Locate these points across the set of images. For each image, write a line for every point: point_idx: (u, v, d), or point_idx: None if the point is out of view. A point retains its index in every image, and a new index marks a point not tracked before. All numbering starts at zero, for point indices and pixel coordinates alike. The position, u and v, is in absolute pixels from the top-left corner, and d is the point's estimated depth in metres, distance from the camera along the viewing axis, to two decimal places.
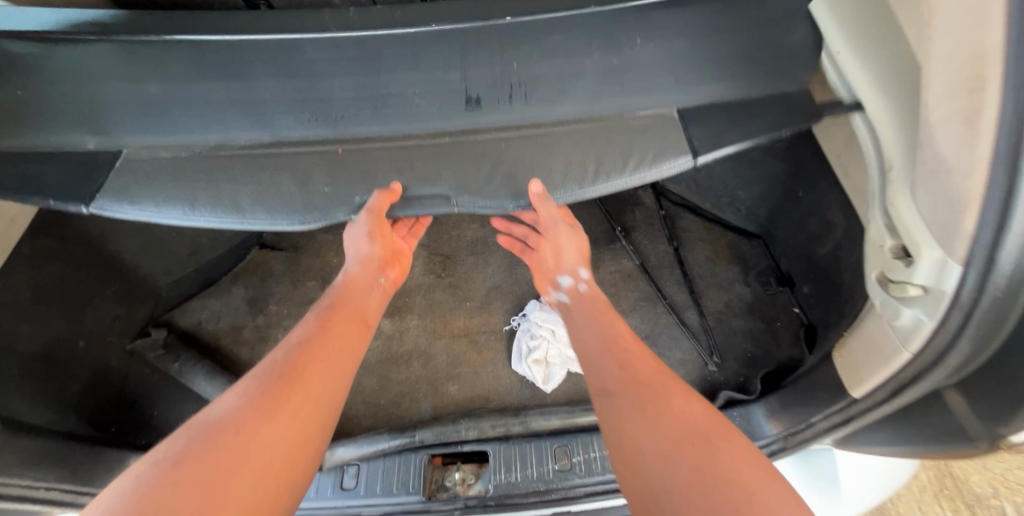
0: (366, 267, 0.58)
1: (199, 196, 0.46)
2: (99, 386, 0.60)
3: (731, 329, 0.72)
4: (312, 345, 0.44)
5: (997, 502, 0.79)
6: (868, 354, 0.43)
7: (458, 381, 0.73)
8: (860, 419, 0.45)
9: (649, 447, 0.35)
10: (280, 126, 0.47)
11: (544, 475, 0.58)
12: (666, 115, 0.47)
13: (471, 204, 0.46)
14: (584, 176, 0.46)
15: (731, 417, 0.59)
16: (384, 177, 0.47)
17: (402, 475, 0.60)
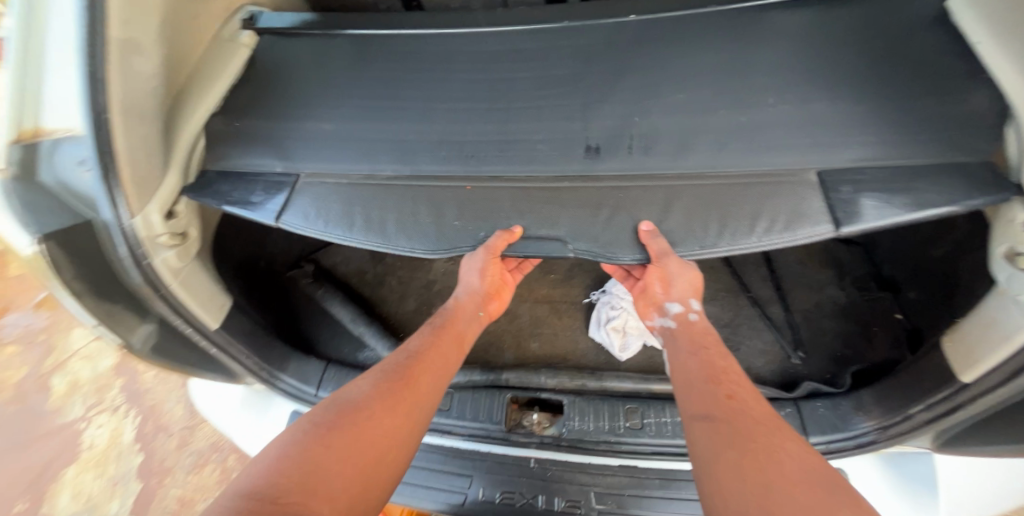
0: (471, 297, 0.66)
1: (356, 219, 0.54)
2: (267, 309, 0.77)
3: (821, 328, 0.72)
4: (424, 357, 0.54)
5: None
6: (981, 334, 0.44)
7: (539, 339, 0.81)
8: (967, 407, 0.45)
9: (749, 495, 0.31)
10: (419, 163, 0.57)
11: (615, 428, 0.65)
12: (796, 187, 0.46)
13: (585, 249, 0.49)
14: (704, 240, 0.47)
15: (815, 407, 0.61)
16: (505, 222, 0.52)
17: (487, 406, 0.70)
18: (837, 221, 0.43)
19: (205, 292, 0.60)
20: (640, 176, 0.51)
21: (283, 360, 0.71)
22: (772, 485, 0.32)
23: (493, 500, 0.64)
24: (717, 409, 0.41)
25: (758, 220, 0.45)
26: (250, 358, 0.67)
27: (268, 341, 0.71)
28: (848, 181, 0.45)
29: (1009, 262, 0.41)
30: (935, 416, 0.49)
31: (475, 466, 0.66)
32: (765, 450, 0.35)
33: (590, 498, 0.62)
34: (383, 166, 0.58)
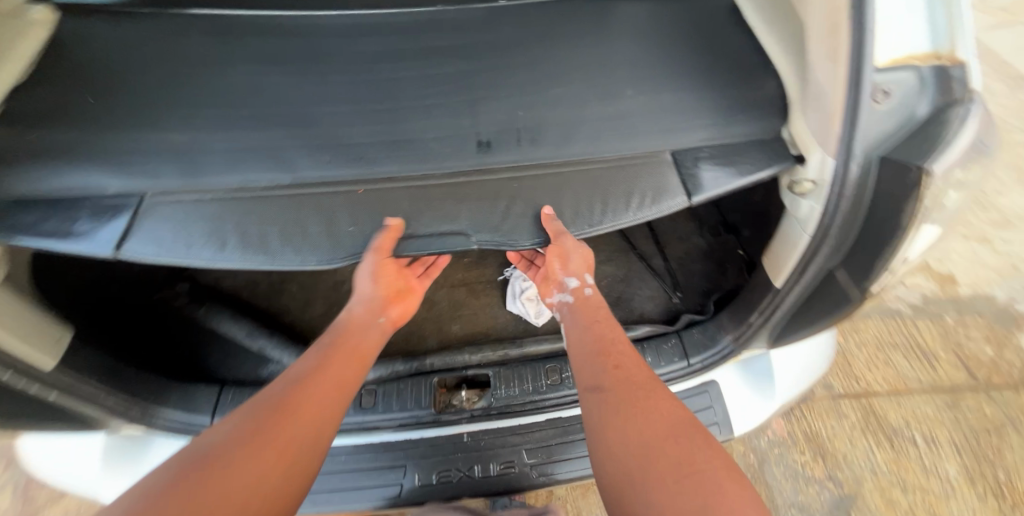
0: (367, 307, 0.65)
1: (232, 238, 0.49)
2: (127, 346, 0.65)
3: (691, 270, 0.86)
4: (307, 382, 0.50)
5: (911, 431, 1.27)
6: (785, 245, 0.56)
7: (460, 321, 0.84)
8: (785, 303, 0.59)
9: (633, 445, 0.41)
10: (300, 168, 0.52)
11: (538, 387, 0.70)
12: (658, 166, 0.53)
13: (490, 239, 0.51)
14: (590, 219, 0.52)
15: (693, 332, 0.75)
16: (406, 218, 0.52)
17: (414, 393, 0.70)
18: (689, 192, 0.52)
19: (36, 326, 0.49)
20: (531, 166, 0.54)
21: (162, 392, 0.63)
22: (647, 434, 0.41)
23: (432, 481, 0.66)
24: (604, 377, 0.49)
25: (632, 198, 0.52)
26: (111, 396, 0.57)
27: (135, 373, 0.62)
28: (693, 156, 0.54)
29: (790, 192, 0.52)
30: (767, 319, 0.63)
31: (408, 455, 0.67)
32: (644, 403, 0.45)
33: (523, 455, 0.68)
34: (248, 176, 0.51)
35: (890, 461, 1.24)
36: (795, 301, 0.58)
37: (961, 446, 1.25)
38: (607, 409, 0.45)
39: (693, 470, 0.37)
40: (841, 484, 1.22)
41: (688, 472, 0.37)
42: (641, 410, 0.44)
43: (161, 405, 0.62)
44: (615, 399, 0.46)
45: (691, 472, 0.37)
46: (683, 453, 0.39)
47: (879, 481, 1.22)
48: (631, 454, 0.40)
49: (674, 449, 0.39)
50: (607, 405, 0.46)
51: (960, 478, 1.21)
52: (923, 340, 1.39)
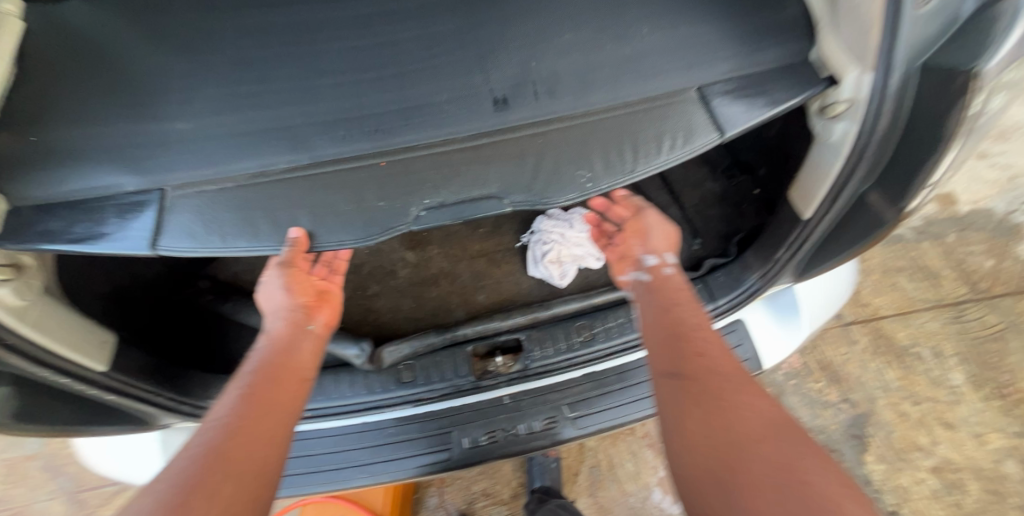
0: (287, 323, 0.63)
1: (266, 225, 0.49)
2: (160, 344, 0.66)
3: (709, 216, 0.86)
4: (235, 418, 0.47)
5: (917, 348, 1.33)
6: (814, 174, 0.58)
7: (485, 291, 0.84)
8: (817, 232, 0.61)
9: (718, 439, 0.39)
10: (318, 147, 0.49)
11: (572, 345, 0.72)
12: (682, 105, 0.52)
13: (524, 201, 0.50)
14: (623, 168, 0.51)
15: (716, 276, 0.77)
16: (434, 186, 0.50)
17: (451, 364, 0.72)
18: (720, 128, 0.51)
19: (80, 329, 0.50)
20: (552, 119, 0.52)
21: (205, 388, 0.64)
22: (739, 434, 0.39)
23: (480, 443, 0.68)
24: (682, 361, 0.48)
25: (662, 141, 0.51)
26: (163, 394, 0.59)
27: (174, 372, 0.62)
28: (716, 92, 0.52)
29: (821, 116, 0.54)
30: (793, 253, 0.65)
31: (454, 423, 0.69)
32: (728, 396, 0.43)
33: (563, 410, 0.70)
34: (263, 161, 0.49)
35: (900, 377, 1.30)
36: (829, 225, 0.60)
37: (966, 355, 1.31)
38: (684, 398, 0.45)
39: (795, 476, 0.34)
40: (856, 404, 1.28)
41: (790, 477, 0.34)
42: (725, 404, 0.42)
43: (206, 398, 0.64)
44: (693, 387, 0.45)
45: (793, 478, 0.34)
46: (778, 454, 0.36)
47: (891, 397, 1.28)
48: (719, 452, 0.38)
49: (775, 454, 0.36)
50: (683, 392, 0.45)
51: (967, 385, 1.28)
52: (926, 261, 1.42)
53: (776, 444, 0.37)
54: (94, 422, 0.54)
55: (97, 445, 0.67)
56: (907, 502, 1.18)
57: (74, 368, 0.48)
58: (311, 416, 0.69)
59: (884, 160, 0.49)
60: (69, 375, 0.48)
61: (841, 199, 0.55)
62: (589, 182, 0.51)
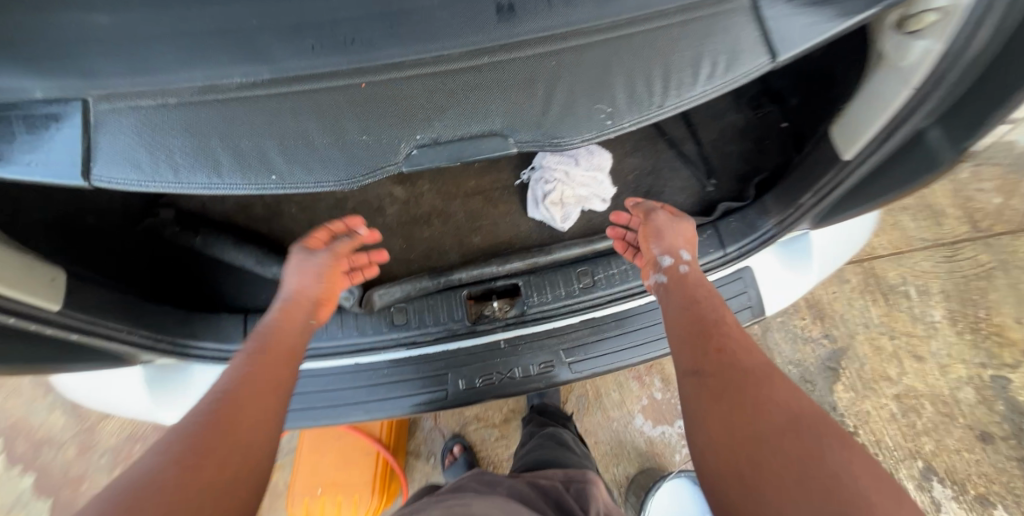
0: (294, 305, 0.58)
1: (227, 159, 0.40)
2: (126, 277, 0.61)
3: (727, 153, 0.78)
4: (238, 391, 0.45)
5: (904, 286, 1.35)
6: (869, 106, 0.52)
7: (480, 233, 0.78)
8: (850, 179, 0.57)
9: (742, 446, 0.39)
10: (279, 58, 0.39)
11: (571, 292, 0.70)
12: (732, 18, 0.41)
13: (531, 140, 0.42)
14: (650, 101, 0.42)
15: (728, 222, 0.72)
16: (427, 118, 0.42)
17: (446, 308, 0.69)
18: (772, 51, 0.41)
19: (21, 269, 0.42)
20: (573, 32, 0.41)
21: (181, 322, 0.59)
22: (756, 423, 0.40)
23: (475, 385, 0.67)
24: (706, 362, 0.49)
25: (700, 65, 0.41)
26: (136, 332, 0.53)
27: (145, 306, 0.57)
28: (771, 5, 0.41)
29: (897, 30, 0.45)
30: (820, 199, 0.61)
31: (450, 364, 0.67)
32: (755, 399, 0.42)
33: (560, 355, 0.68)
34: (208, 72, 0.39)
35: (883, 314, 1.33)
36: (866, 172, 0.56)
37: (951, 293, 1.34)
38: (708, 406, 0.45)
39: (825, 483, 0.33)
40: (835, 339, 1.32)
41: (816, 474, 0.34)
42: (750, 407, 0.42)
43: (187, 336, 0.59)
44: (717, 394, 0.45)
45: (819, 475, 0.34)
46: (807, 458, 0.35)
47: (871, 332, 1.33)
48: (743, 450, 0.39)
49: (792, 443, 0.37)
50: (706, 402, 0.45)
51: (944, 320, 1.32)
52: (932, 199, 1.39)
53: (794, 429, 0.38)
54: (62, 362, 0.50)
55: (71, 384, 0.62)
56: (867, 424, 1.26)
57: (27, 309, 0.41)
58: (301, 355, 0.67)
59: (960, 90, 0.45)
60: (24, 315, 0.42)
61: (897, 138, 0.50)
62: (607, 119, 0.42)
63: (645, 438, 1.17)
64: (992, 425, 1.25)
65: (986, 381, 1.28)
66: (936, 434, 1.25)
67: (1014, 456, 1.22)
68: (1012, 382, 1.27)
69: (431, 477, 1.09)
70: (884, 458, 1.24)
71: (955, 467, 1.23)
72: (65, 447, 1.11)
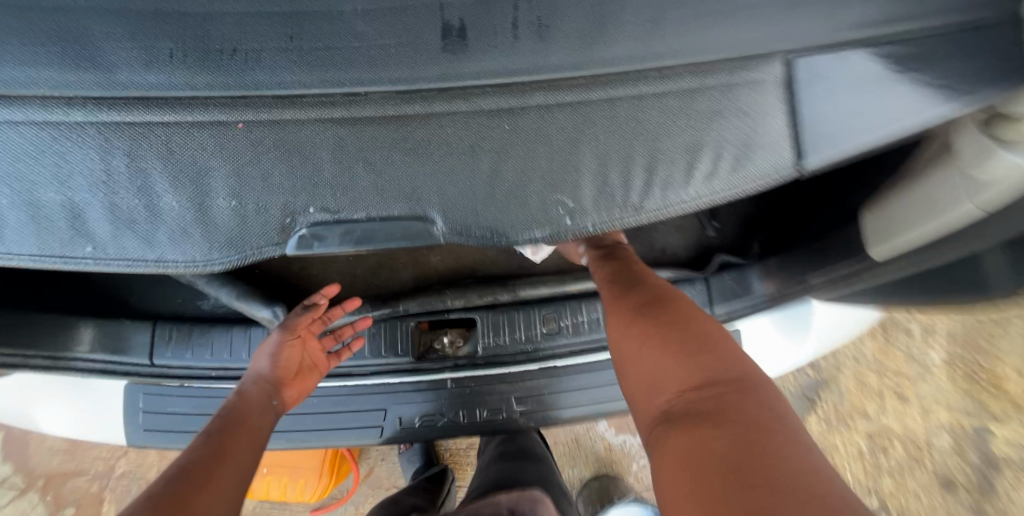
0: (259, 387, 0.53)
1: (23, 214, 0.30)
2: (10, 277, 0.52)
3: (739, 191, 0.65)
4: (199, 467, 0.39)
5: (907, 322, 1.27)
6: (918, 202, 0.39)
7: (440, 252, 0.68)
8: (870, 275, 0.47)
9: (653, 381, 0.39)
10: (114, 64, 0.27)
11: (532, 337, 0.61)
12: (760, 99, 0.29)
13: (465, 229, 0.32)
14: (623, 201, 0.31)
15: (722, 276, 0.60)
16: (328, 185, 0.31)
17: (390, 339, 0.62)
18: (798, 150, 0.30)
19: None
20: (549, 88, 0.28)
21: (71, 329, 0.53)
22: (680, 346, 0.39)
23: (412, 425, 0.62)
24: (630, 304, 0.47)
25: (698, 160, 0.31)
26: None
27: None
28: (826, 84, 0.29)
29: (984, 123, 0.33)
30: (829, 283, 0.51)
31: (388, 399, 0.62)
32: (661, 324, 0.42)
33: (510, 402, 0.62)
34: (13, 74, 0.27)
35: (877, 350, 1.27)
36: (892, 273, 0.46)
37: (956, 335, 1.26)
38: (621, 355, 0.44)
39: (728, 391, 0.33)
40: (820, 369, 1.27)
41: (731, 386, 0.34)
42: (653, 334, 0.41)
43: (71, 348, 0.53)
44: (629, 329, 0.45)
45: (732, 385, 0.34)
46: (707, 372, 0.35)
47: (859, 366, 1.27)
48: (665, 380, 0.38)
49: (710, 361, 0.36)
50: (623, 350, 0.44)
51: (942, 363, 1.26)
52: None
53: (712, 348, 0.38)
54: None
55: None
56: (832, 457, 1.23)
57: None
58: (215, 380, 0.56)
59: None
60: None
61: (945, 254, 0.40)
62: (566, 216, 0.32)
63: (605, 447, 1.15)
64: (960, 474, 1.20)
65: (968, 431, 1.22)
66: (899, 475, 1.21)
67: (974, 508, 1.18)
68: (996, 434, 1.21)
69: (388, 456, 1.14)
70: None
71: (910, 507, 1.20)
72: None
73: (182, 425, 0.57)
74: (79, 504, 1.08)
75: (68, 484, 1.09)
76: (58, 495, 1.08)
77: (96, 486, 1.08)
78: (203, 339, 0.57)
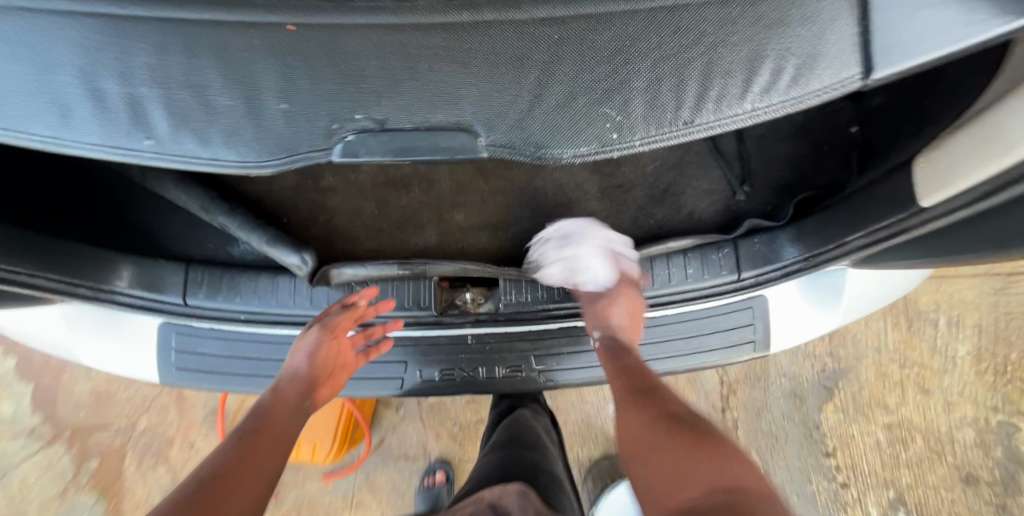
0: (294, 385, 0.53)
1: (81, 103, 0.27)
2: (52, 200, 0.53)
3: (772, 155, 0.64)
4: (224, 472, 0.39)
5: (934, 315, 1.24)
6: (981, 144, 0.36)
7: (464, 210, 0.65)
8: (914, 229, 0.43)
9: (657, 475, 0.37)
10: None
11: (554, 295, 0.61)
12: (822, 7, 0.29)
13: (504, 144, 0.30)
14: (675, 115, 0.30)
15: (753, 244, 0.59)
16: (378, 92, 0.30)
17: (412, 292, 0.61)
18: (862, 63, 0.29)
19: None
20: None
21: (110, 264, 0.53)
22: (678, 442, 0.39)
23: (433, 379, 0.62)
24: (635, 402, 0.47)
25: (757, 73, 0.29)
26: (47, 276, 0.46)
27: (69, 245, 0.50)
28: None
29: None
30: (870, 242, 0.47)
31: (408, 351, 0.62)
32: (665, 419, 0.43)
33: (530, 360, 0.62)
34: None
35: (900, 340, 1.24)
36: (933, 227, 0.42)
37: (985, 329, 1.23)
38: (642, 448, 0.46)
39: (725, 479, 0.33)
40: (839, 359, 1.24)
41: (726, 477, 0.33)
42: (665, 435, 0.41)
43: (111, 282, 0.53)
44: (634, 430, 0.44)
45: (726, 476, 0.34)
46: (704, 462, 0.35)
47: (880, 357, 1.24)
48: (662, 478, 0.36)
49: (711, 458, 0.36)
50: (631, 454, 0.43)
51: (968, 357, 1.22)
52: None
53: (710, 448, 0.38)
54: None
55: None
56: (849, 448, 1.21)
57: None
58: (243, 323, 0.57)
59: None
60: None
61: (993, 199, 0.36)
62: (613, 132, 0.30)
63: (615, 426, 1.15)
64: (981, 468, 1.18)
65: (992, 425, 1.20)
66: (918, 468, 1.19)
67: (993, 502, 1.17)
68: (1020, 431, 1.19)
69: (398, 425, 1.16)
70: (854, 482, 1.19)
71: (928, 501, 1.18)
72: None
73: (214, 366, 0.59)
74: (102, 456, 1.12)
75: (94, 437, 1.12)
76: (83, 447, 1.12)
77: (121, 439, 1.12)
78: (231, 286, 0.57)
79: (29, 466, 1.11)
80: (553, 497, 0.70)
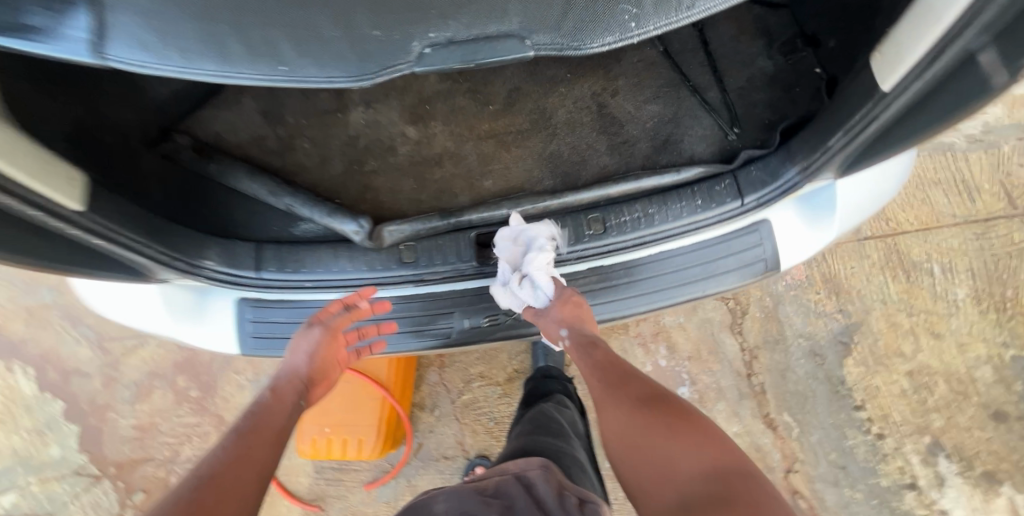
0: (292, 383, 0.58)
1: (234, 41, 0.36)
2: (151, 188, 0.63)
3: (753, 102, 0.75)
4: (221, 474, 0.40)
5: (929, 264, 1.31)
6: (908, 29, 0.44)
7: (492, 177, 0.76)
8: (881, 116, 0.51)
9: (648, 455, 0.47)
10: None
11: (579, 238, 0.66)
12: None
13: (550, 41, 0.39)
14: (678, 3, 0.38)
15: (750, 171, 0.68)
16: (444, 16, 0.38)
17: (454, 247, 0.66)
18: None
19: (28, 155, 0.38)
20: None
21: (200, 246, 0.60)
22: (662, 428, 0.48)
23: (481, 324, 0.67)
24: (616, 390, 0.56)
25: None
26: (151, 246, 0.53)
27: (167, 225, 0.57)
28: None
29: None
30: (848, 141, 0.56)
31: (455, 303, 0.67)
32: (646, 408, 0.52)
33: None
34: None
35: (902, 290, 1.29)
36: (897, 111, 0.50)
37: (978, 271, 1.30)
38: (627, 437, 0.51)
39: (723, 464, 0.42)
40: (849, 314, 1.29)
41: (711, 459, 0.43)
42: (651, 419, 0.50)
43: (202, 260, 0.60)
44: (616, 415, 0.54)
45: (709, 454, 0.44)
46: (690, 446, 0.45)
47: (887, 307, 1.29)
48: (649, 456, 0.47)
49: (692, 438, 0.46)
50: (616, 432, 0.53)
51: (968, 299, 1.28)
52: (969, 173, 1.35)
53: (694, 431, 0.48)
54: (99, 268, 0.51)
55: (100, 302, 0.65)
56: (876, 399, 1.24)
57: (40, 197, 0.38)
58: (309, 288, 0.64)
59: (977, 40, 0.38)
60: (20, 198, 0.36)
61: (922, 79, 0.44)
62: (631, 21, 0.38)
63: None
64: (1006, 404, 1.21)
65: (1006, 360, 1.24)
66: (946, 411, 1.22)
67: None
68: None
69: (435, 427, 1.18)
70: (888, 433, 1.21)
71: (963, 443, 1.20)
72: (93, 378, 1.18)
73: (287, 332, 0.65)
74: (146, 490, 1.12)
75: (138, 471, 1.13)
76: (128, 482, 1.13)
77: (165, 470, 1.13)
78: (297, 259, 0.64)
79: (76, 507, 1.11)
80: (576, 475, 0.69)
